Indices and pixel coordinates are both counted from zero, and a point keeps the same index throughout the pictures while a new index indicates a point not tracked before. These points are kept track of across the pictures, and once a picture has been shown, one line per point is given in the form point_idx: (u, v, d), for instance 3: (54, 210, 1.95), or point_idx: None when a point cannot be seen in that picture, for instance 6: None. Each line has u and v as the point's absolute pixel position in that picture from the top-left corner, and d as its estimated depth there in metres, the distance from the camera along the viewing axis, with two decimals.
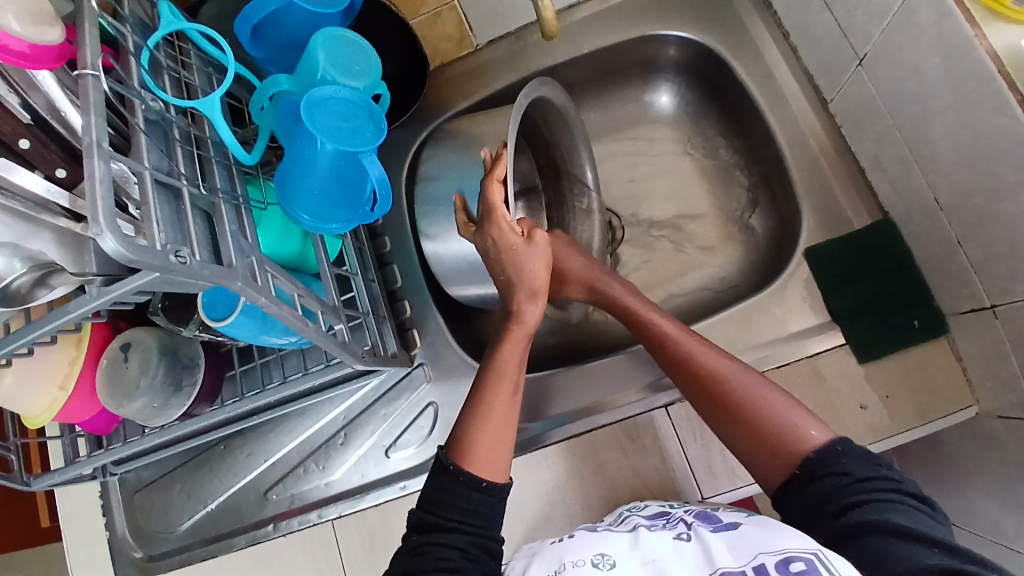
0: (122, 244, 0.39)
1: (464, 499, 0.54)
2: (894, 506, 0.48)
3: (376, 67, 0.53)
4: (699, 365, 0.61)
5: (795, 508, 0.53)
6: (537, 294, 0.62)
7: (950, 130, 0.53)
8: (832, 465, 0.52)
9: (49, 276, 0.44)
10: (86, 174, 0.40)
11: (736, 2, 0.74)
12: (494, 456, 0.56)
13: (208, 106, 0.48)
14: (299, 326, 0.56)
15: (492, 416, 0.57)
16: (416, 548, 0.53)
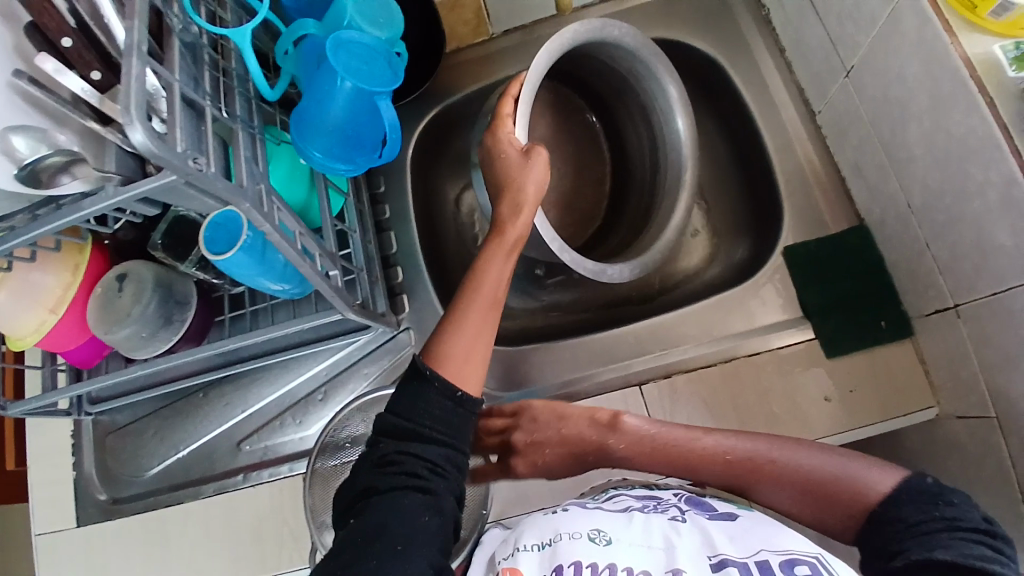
0: (149, 137, 0.41)
1: (438, 407, 0.53)
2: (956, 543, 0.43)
3: (396, 19, 0.57)
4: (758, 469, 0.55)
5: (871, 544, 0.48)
6: (524, 205, 0.63)
7: (925, 135, 0.58)
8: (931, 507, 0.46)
9: (73, 165, 0.46)
10: (123, 71, 0.42)
11: (739, 14, 0.80)
12: (460, 358, 0.56)
13: (239, 35, 0.51)
14: (298, 261, 0.58)
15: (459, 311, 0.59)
16: (383, 457, 0.52)
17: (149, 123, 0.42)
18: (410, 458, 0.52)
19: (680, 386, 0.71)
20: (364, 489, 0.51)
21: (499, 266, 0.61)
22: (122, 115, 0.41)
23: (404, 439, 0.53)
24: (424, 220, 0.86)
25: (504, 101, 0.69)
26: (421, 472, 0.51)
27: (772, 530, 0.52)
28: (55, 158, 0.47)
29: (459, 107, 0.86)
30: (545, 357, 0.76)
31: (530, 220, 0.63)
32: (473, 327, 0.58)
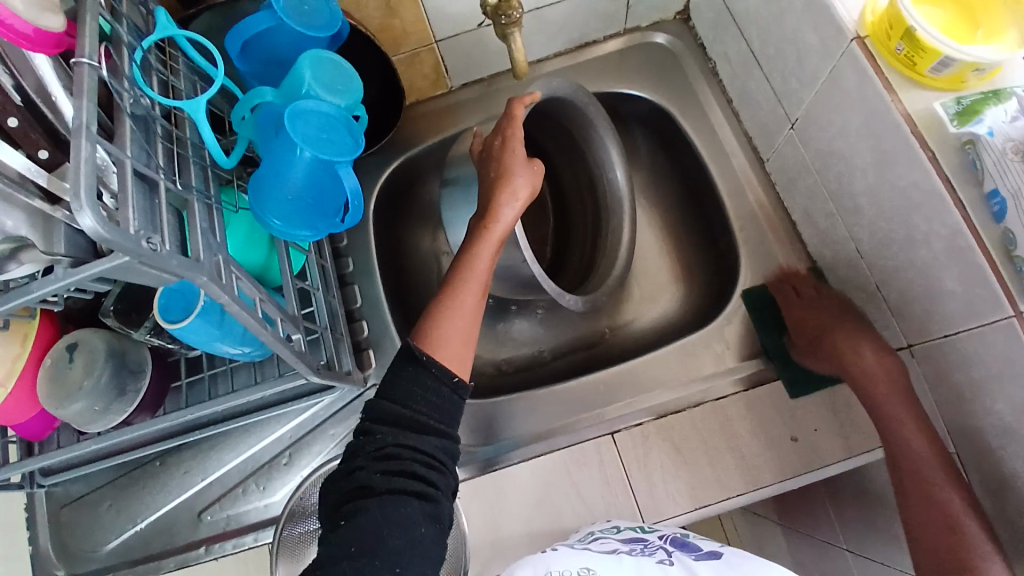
0: (99, 221, 0.40)
1: (434, 393, 0.54)
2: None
3: (357, 87, 0.57)
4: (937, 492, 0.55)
5: None
6: (517, 200, 0.64)
7: (870, 186, 0.60)
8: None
9: (20, 250, 0.45)
10: (71, 155, 0.41)
11: (687, 68, 0.84)
12: (453, 345, 0.57)
13: (194, 107, 0.51)
14: (257, 329, 0.57)
15: (452, 300, 0.59)
16: (379, 451, 0.51)
17: (100, 209, 0.41)
18: (410, 455, 0.51)
19: (651, 432, 0.71)
20: (357, 488, 0.50)
21: (489, 256, 0.62)
22: (71, 202, 0.40)
23: (404, 429, 0.52)
24: (390, 271, 0.85)
25: (514, 103, 0.69)
26: (419, 472, 0.51)
27: (761, 564, 0.52)
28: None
29: (422, 159, 0.86)
30: (514, 408, 0.76)
31: (517, 213, 0.64)
32: (462, 308, 0.59)
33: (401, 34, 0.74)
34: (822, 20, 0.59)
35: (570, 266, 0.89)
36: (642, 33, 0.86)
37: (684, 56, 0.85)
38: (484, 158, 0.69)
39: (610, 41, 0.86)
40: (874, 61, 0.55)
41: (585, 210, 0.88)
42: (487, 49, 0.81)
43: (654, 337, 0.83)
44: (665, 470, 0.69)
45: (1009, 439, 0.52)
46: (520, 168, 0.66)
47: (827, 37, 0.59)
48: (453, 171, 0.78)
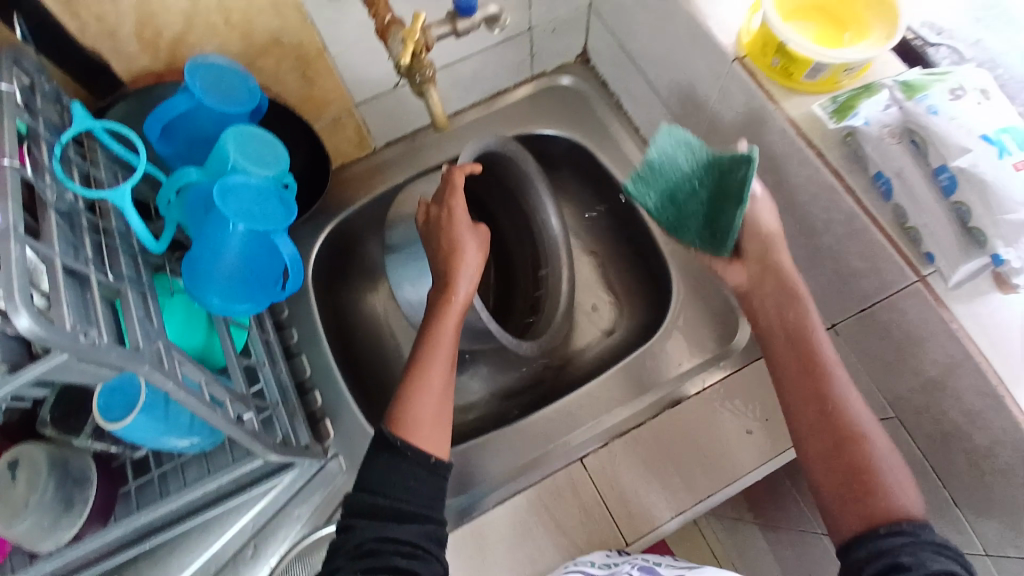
0: (37, 320, 0.39)
1: (412, 477, 0.54)
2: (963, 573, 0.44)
3: (282, 155, 0.58)
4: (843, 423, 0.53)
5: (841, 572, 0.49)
6: (468, 271, 0.66)
7: (773, 187, 0.66)
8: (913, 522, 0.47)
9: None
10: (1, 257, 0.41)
11: (595, 105, 0.91)
12: (430, 428, 0.57)
13: (120, 195, 0.51)
14: (207, 413, 0.55)
15: (422, 381, 0.60)
16: (363, 544, 0.50)
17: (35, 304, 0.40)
18: (395, 548, 0.50)
19: (618, 452, 0.72)
20: None
21: (452, 331, 0.63)
22: (3, 301, 0.39)
23: (384, 520, 0.52)
24: (336, 337, 0.84)
25: (456, 171, 0.68)
26: (399, 564, 0.49)
27: None
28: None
29: (354, 221, 0.87)
30: (483, 453, 0.74)
31: (473, 284, 0.66)
32: (432, 387, 0.59)
33: (322, 101, 0.79)
34: (706, 48, 0.67)
35: (517, 309, 0.91)
36: (547, 77, 0.93)
37: (591, 93, 0.92)
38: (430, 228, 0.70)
39: (519, 88, 0.93)
40: (756, 78, 0.62)
41: (522, 249, 0.90)
42: (407, 107, 0.86)
43: (605, 360, 0.85)
44: (638, 486, 0.70)
45: (936, 395, 0.57)
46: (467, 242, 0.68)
47: (712, 62, 0.67)
48: None
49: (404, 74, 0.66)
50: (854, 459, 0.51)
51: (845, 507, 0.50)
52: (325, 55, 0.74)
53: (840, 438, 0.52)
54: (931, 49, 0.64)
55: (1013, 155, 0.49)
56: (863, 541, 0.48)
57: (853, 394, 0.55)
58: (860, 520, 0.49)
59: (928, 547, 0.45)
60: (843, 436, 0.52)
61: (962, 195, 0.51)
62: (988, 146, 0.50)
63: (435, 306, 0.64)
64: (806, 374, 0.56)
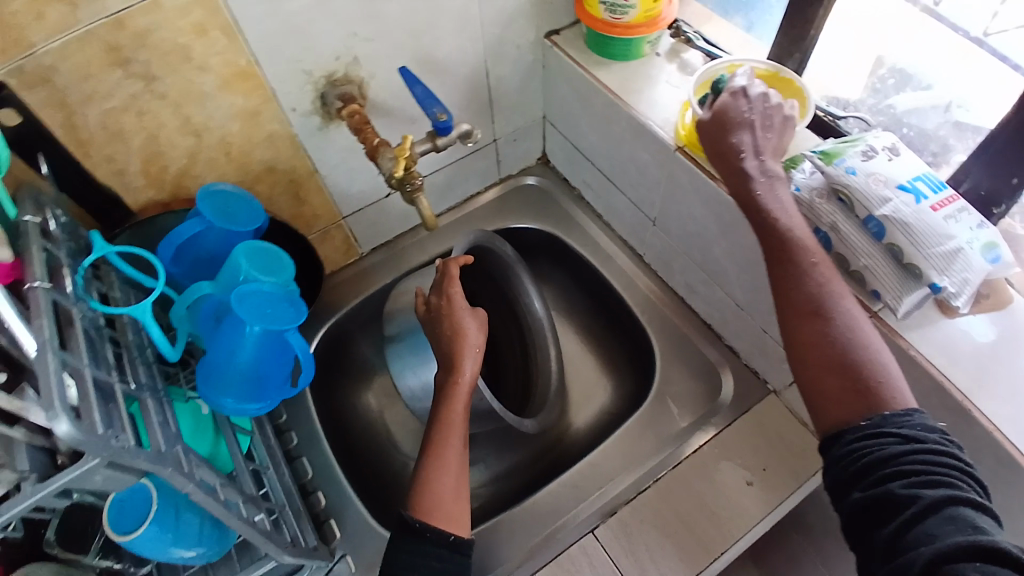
0: (75, 425, 0.41)
1: (435, 557, 0.55)
2: (952, 474, 0.45)
3: (287, 264, 0.65)
4: (812, 304, 0.54)
5: (829, 476, 0.50)
6: (469, 353, 0.69)
7: (727, 252, 0.75)
8: (903, 423, 0.48)
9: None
10: (37, 371, 0.43)
11: (558, 197, 1.01)
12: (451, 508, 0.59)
13: (141, 309, 0.55)
14: (222, 513, 0.56)
15: (438, 462, 0.62)
16: None
17: (72, 412, 0.42)
18: None
19: (628, 519, 0.74)
20: None
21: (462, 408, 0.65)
22: (44, 410, 0.41)
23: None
24: (335, 437, 0.85)
25: (450, 264, 0.75)
26: None
27: None
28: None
29: (345, 324, 0.92)
30: (498, 538, 0.75)
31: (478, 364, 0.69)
32: (447, 462, 0.62)
33: (310, 216, 0.86)
34: (649, 140, 0.77)
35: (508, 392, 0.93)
36: (514, 178, 1.04)
37: (553, 188, 1.02)
38: (431, 316, 0.75)
39: (488, 190, 1.02)
40: (697, 162, 0.72)
41: (509, 332, 0.95)
42: (389, 215, 0.94)
43: (599, 431, 0.88)
44: (653, 551, 0.71)
45: None
46: (466, 326, 0.72)
47: (657, 151, 0.77)
48: (393, 321, 0.85)
49: (395, 186, 0.74)
50: (835, 353, 0.52)
51: (826, 401, 0.52)
52: (315, 175, 0.82)
53: (813, 328, 0.53)
54: (841, 121, 0.75)
55: (928, 198, 0.60)
56: (851, 448, 0.49)
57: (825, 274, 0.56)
58: (842, 412, 0.51)
59: (918, 452, 0.46)
60: (816, 320, 0.54)
61: (892, 237, 0.60)
62: (905, 193, 0.60)
63: (444, 388, 0.68)
64: (794, 273, 0.56)
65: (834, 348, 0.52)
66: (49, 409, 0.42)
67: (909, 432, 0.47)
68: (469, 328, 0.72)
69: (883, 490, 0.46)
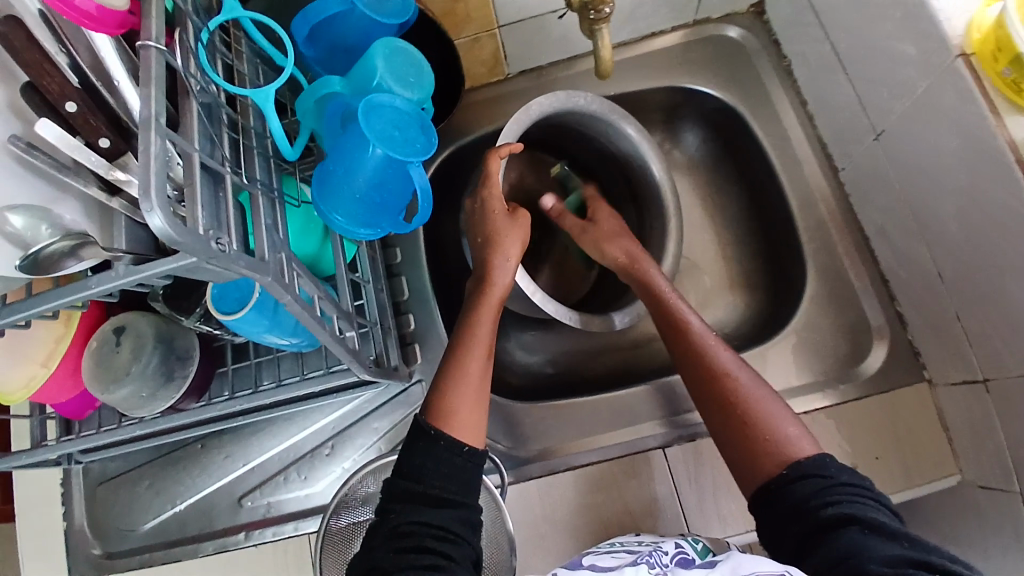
0: (169, 222, 0.39)
1: (446, 463, 0.52)
2: (870, 506, 0.49)
3: (426, 78, 0.58)
4: (714, 361, 0.62)
5: (769, 515, 0.51)
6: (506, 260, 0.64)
7: (960, 210, 0.57)
8: (819, 465, 0.51)
9: (82, 246, 0.42)
10: (141, 150, 0.40)
11: (759, 65, 0.80)
12: (471, 417, 0.55)
13: (261, 96, 0.49)
14: (314, 326, 0.55)
15: (459, 369, 0.57)
16: (393, 530, 0.49)
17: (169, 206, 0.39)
18: (428, 529, 0.49)
19: (705, 449, 0.68)
20: (371, 568, 0.48)
21: (489, 319, 0.61)
22: (141, 199, 0.38)
23: (417, 503, 0.51)
24: (435, 265, 0.83)
25: (491, 158, 0.67)
26: (427, 545, 0.48)
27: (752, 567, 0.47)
28: (57, 245, 0.42)
29: (473, 150, 0.84)
30: (558, 417, 0.71)
31: (509, 272, 0.63)
32: (469, 376, 0.57)
33: (462, 18, 0.73)
34: (924, 29, 0.55)
35: (598, 296, 0.86)
36: (710, 25, 0.81)
37: (756, 52, 0.81)
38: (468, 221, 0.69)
39: (674, 32, 0.81)
40: (980, 83, 0.51)
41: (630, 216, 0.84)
42: (551, 36, 0.78)
43: None
44: (718, 489, 0.67)
45: None
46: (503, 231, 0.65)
47: (929, 49, 0.56)
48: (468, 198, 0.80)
49: (579, 10, 0.58)
50: (751, 409, 0.57)
51: (758, 455, 0.54)
52: None
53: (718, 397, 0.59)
54: None
55: None
56: (788, 488, 0.51)
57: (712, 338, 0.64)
58: (747, 450, 0.55)
59: (835, 486, 0.50)
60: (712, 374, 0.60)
61: None
62: None
63: (475, 293, 0.63)
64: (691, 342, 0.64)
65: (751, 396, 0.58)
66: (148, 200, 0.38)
67: (830, 471, 0.51)
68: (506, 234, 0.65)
69: (831, 519, 0.47)
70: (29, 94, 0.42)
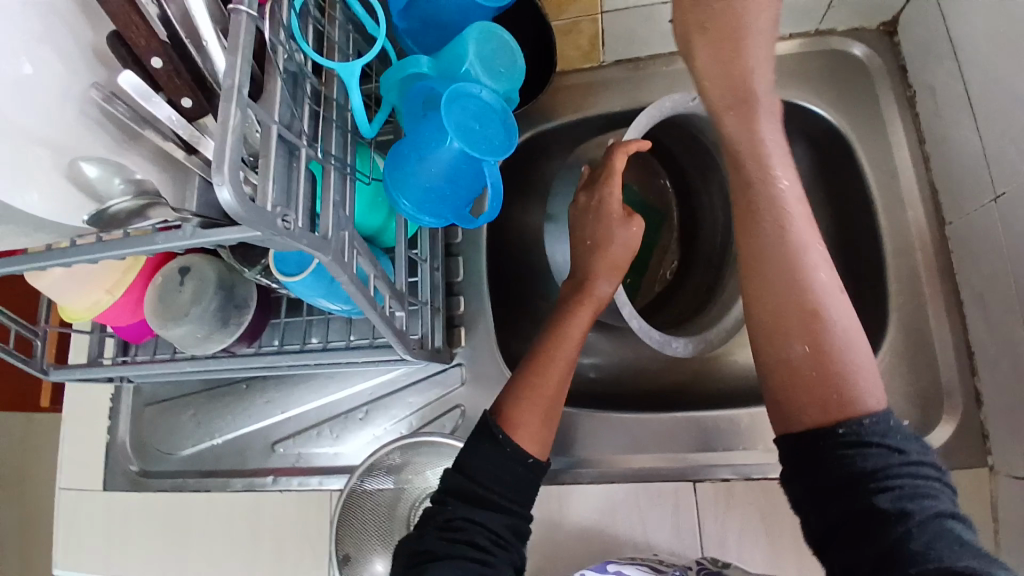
0: (238, 198, 0.37)
1: (509, 471, 0.55)
2: (930, 488, 0.41)
3: (517, 69, 0.55)
4: (801, 288, 0.44)
5: (797, 473, 0.43)
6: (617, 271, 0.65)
7: None
8: (882, 430, 0.41)
9: (149, 208, 0.43)
10: (221, 117, 0.38)
11: (880, 91, 0.73)
12: (540, 431, 0.58)
13: (348, 71, 0.48)
14: (365, 306, 0.55)
15: (539, 381, 0.60)
16: (449, 520, 0.53)
17: (240, 182, 0.38)
18: (483, 529, 0.52)
19: (738, 489, 0.67)
20: (423, 553, 0.52)
21: (581, 331, 0.63)
22: (212, 171, 0.37)
23: (471, 504, 0.54)
24: (494, 249, 0.81)
25: (617, 155, 0.65)
26: (481, 542, 0.52)
27: None
28: (123, 204, 0.43)
29: (550, 136, 0.81)
30: (593, 427, 0.72)
31: (613, 285, 0.65)
32: (542, 393, 0.59)
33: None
34: None
35: (670, 309, 0.82)
36: (834, 38, 0.74)
37: (880, 76, 0.73)
38: (581, 214, 0.69)
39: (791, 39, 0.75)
40: None
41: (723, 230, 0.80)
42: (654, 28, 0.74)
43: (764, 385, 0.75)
44: (742, 532, 0.67)
45: None
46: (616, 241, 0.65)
47: None
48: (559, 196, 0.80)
49: None
50: (839, 357, 0.43)
51: (808, 405, 0.43)
52: None
53: (804, 332, 0.43)
54: None
55: None
56: (834, 450, 0.41)
57: (809, 248, 0.45)
58: (813, 411, 0.43)
59: (897, 465, 0.41)
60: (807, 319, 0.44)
61: None
62: None
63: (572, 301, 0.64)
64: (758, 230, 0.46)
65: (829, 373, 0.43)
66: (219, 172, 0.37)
67: (891, 439, 0.41)
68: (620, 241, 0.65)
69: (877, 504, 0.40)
70: (114, 43, 0.43)
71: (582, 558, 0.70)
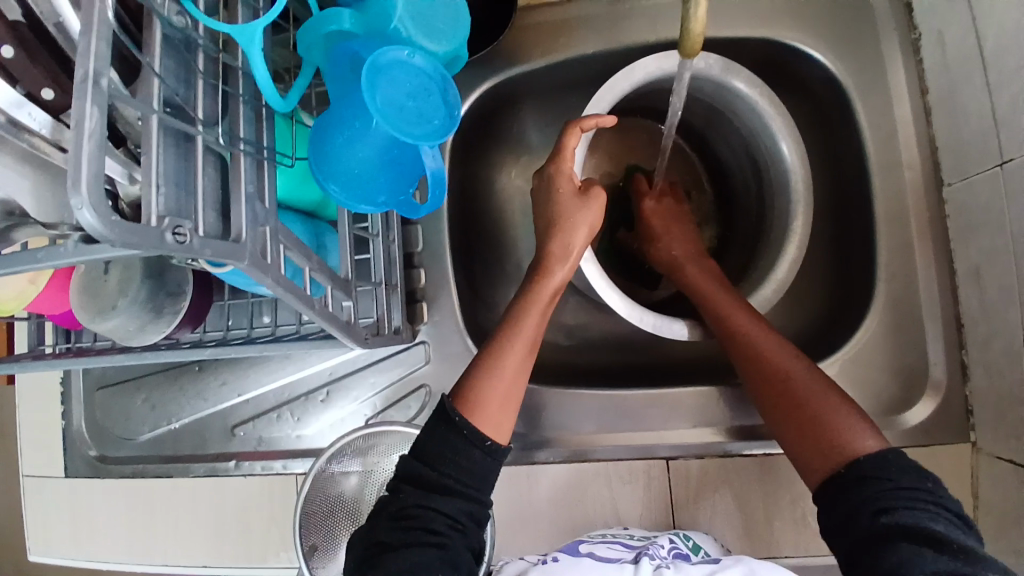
0: (105, 221, 0.31)
1: (464, 457, 0.52)
2: (931, 513, 0.44)
3: (460, 23, 0.47)
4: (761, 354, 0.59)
5: (822, 511, 0.49)
6: (575, 249, 0.61)
7: None
8: (880, 466, 0.47)
9: (13, 229, 0.38)
10: (74, 118, 0.31)
11: (883, 31, 0.64)
12: (499, 412, 0.55)
13: (246, 35, 0.39)
14: (298, 305, 0.49)
15: (499, 365, 0.56)
16: (403, 509, 0.51)
17: (107, 199, 0.31)
18: (438, 515, 0.50)
19: (711, 469, 0.67)
20: (376, 544, 0.50)
21: (542, 314, 0.59)
22: (69, 189, 0.31)
23: (427, 490, 0.51)
24: (457, 214, 0.75)
25: (573, 130, 0.63)
26: (437, 528, 0.50)
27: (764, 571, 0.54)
28: None
29: (517, 87, 0.73)
30: (563, 407, 0.68)
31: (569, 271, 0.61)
32: (503, 372, 0.55)
33: None
34: None
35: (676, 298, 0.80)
36: None
37: (883, 13, 0.64)
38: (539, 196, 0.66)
39: None
40: None
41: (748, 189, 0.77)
42: None
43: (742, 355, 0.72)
44: (715, 508, 0.67)
45: None
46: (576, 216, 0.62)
47: None
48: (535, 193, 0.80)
49: None
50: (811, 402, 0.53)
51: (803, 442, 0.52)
52: None
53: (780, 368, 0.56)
54: None
55: None
56: (845, 488, 0.48)
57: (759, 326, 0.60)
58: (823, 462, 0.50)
59: (903, 493, 0.45)
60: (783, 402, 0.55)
61: None
62: None
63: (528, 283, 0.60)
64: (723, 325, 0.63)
65: (809, 390, 0.54)
66: (78, 188, 0.31)
67: (891, 473, 0.47)
68: (585, 214, 0.62)
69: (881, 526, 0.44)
70: None
71: (552, 536, 0.69)
